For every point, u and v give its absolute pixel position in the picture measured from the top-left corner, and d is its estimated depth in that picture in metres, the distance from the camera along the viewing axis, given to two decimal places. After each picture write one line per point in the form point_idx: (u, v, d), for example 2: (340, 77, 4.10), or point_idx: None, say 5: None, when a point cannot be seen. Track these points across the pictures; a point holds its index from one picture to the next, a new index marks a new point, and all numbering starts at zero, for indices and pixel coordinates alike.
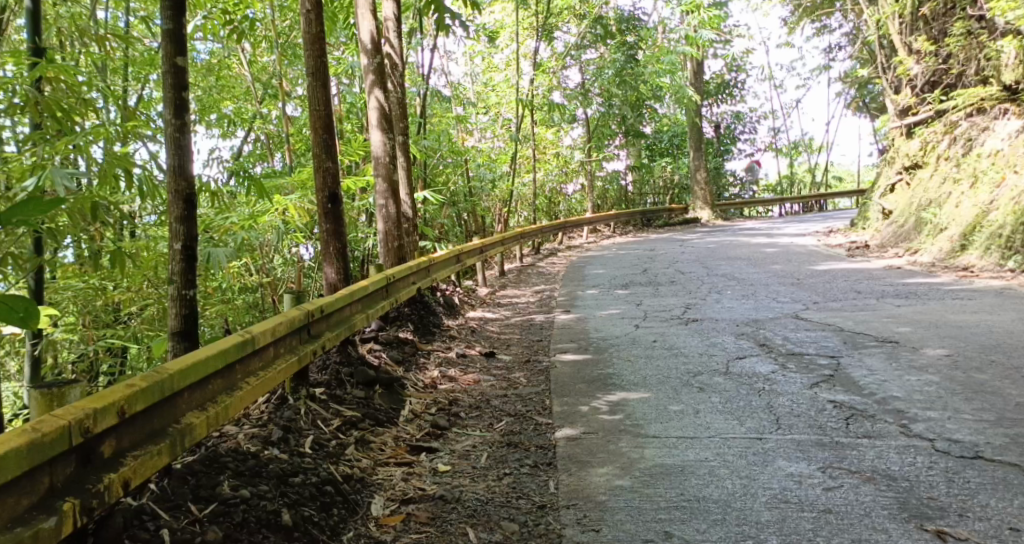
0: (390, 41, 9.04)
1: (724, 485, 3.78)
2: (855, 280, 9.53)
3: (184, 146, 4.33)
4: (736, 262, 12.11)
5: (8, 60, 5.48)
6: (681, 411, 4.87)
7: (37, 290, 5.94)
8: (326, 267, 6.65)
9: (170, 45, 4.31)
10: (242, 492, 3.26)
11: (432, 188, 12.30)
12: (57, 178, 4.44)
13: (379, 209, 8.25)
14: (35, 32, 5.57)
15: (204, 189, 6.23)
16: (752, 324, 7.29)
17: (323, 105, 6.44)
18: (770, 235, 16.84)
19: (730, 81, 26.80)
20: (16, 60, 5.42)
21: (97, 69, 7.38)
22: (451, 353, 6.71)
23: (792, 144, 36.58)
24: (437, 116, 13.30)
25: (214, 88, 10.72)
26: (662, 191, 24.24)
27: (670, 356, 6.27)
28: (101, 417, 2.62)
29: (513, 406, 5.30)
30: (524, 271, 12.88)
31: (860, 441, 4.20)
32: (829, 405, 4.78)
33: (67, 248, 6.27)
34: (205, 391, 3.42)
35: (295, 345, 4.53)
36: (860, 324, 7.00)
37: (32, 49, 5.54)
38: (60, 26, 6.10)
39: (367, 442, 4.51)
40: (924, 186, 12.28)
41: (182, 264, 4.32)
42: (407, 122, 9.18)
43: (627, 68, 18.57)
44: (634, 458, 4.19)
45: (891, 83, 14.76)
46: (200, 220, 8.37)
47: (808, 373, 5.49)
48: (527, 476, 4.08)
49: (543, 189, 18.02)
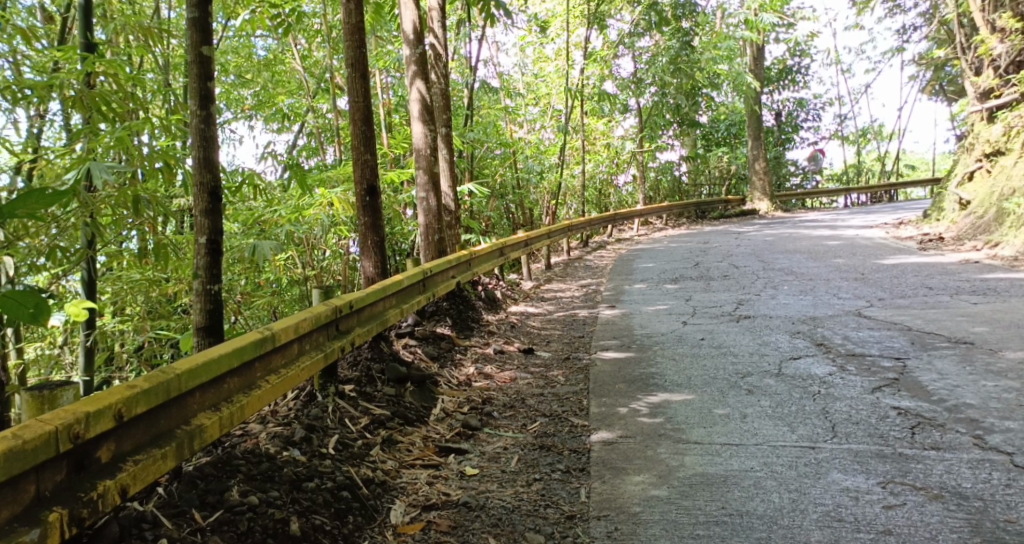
0: (434, 32, 8.83)
1: (771, 499, 3.49)
2: (925, 275, 9.00)
3: (211, 138, 4.22)
4: (795, 256, 11.63)
5: (60, 58, 5.35)
6: (726, 415, 4.58)
7: (89, 281, 5.81)
8: (364, 261, 6.51)
9: (196, 33, 4.18)
10: (251, 498, 3.15)
11: (479, 179, 12.12)
12: (94, 170, 4.34)
13: (420, 202, 8.09)
14: (87, 27, 5.38)
15: (250, 183, 6.09)
16: (808, 322, 6.91)
17: (362, 96, 6.26)
18: (833, 228, 16.17)
19: (792, 67, 25.92)
20: (66, 58, 5.30)
21: (153, 65, 7.39)
22: (489, 349, 6.52)
23: (859, 131, 35.17)
24: (486, 108, 13.08)
25: (270, 83, 10.95)
26: (717, 182, 23.63)
27: (718, 356, 5.96)
28: (93, 422, 2.51)
29: (549, 405, 5.09)
30: (571, 264, 12.61)
31: (925, 453, 3.86)
32: (892, 412, 4.42)
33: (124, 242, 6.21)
34: (219, 390, 3.28)
35: (322, 342, 4.38)
36: (930, 323, 6.56)
37: (84, 46, 5.38)
38: (114, 23, 5.97)
39: (394, 442, 4.35)
40: (1007, 174, 11.60)
41: (206, 258, 4.20)
42: (450, 114, 9.04)
43: (682, 55, 17.78)
44: (672, 466, 3.92)
45: (970, 64, 13.97)
46: (247, 214, 8.32)
47: (869, 376, 5.13)
48: (559, 483, 3.86)
49: (594, 181, 17.68)
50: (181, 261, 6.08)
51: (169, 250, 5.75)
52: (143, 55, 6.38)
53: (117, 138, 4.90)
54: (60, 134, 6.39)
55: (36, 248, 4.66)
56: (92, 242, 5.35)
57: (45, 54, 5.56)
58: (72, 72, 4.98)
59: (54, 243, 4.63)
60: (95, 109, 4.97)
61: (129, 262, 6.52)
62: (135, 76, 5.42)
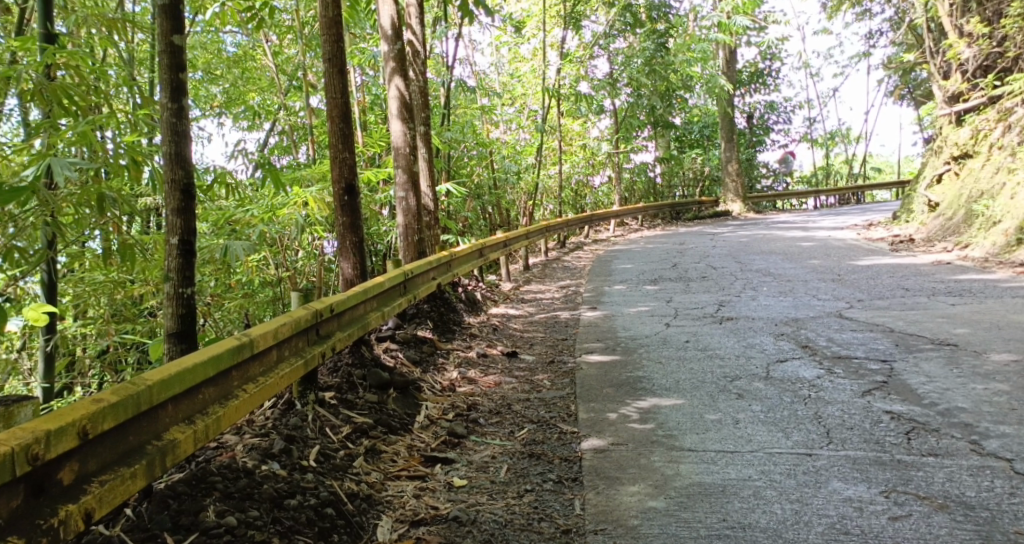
0: (412, 28, 8.62)
1: (773, 511, 3.38)
2: (901, 276, 9.01)
3: (182, 134, 4.01)
4: (771, 257, 11.61)
5: (18, 49, 5.08)
6: (719, 421, 4.47)
7: (51, 284, 5.55)
8: (342, 262, 6.30)
9: (168, 21, 3.97)
10: (227, 520, 2.96)
11: (455, 179, 11.96)
12: (55, 166, 4.11)
13: (399, 201, 7.89)
14: (48, 16, 5.13)
15: (221, 181, 5.85)
16: (791, 324, 6.84)
17: (340, 92, 6.06)
18: (806, 229, 16.21)
19: (763, 70, 26.07)
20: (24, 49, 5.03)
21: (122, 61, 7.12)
22: (471, 353, 6.36)
23: (827, 134, 35.43)
24: (462, 107, 12.91)
25: (240, 80, 10.65)
26: (691, 183, 23.70)
27: (704, 358, 5.86)
28: (54, 441, 2.32)
29: (535, 411, 4.95)
30: (548, 265, 12.48)
31: (924, 460, 3.77)
32: (886, 416, 4.34)
33: (89, 244, 5.92)
34: (193, 401, 3.08)
35: (302, 348, 4.20)
36: (912, 325, 6.52)
37: (45, 36, 5.12)
38: (77, 14, 5.71)
39: (378, 452, 4.18)
40: (975, 176, 11.69)
41: (178, 260, 3.99)
42: (428, 111, 8.86)
43: (657, 57, 17.95)
44: (668, 475, 3.80)
45: (939, 68, 14.04)
46: (218, 214, 8.03)
47: (858, 379, 5.06)
48: (551, 495, 3.72)
49: (570, 182, 17.61)
50: (148, 262, 5.85)
51: (138, 250, 5.52)
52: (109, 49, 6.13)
53: (80, 133, 4.65)
54: (20, 129, 6.12)
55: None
56: (53, 242, 5.09)
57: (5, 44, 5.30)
58: (32, 63, 4.72)
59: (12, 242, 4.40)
60: (57, 103, 4.73)
61: (93, 263, 6.25)
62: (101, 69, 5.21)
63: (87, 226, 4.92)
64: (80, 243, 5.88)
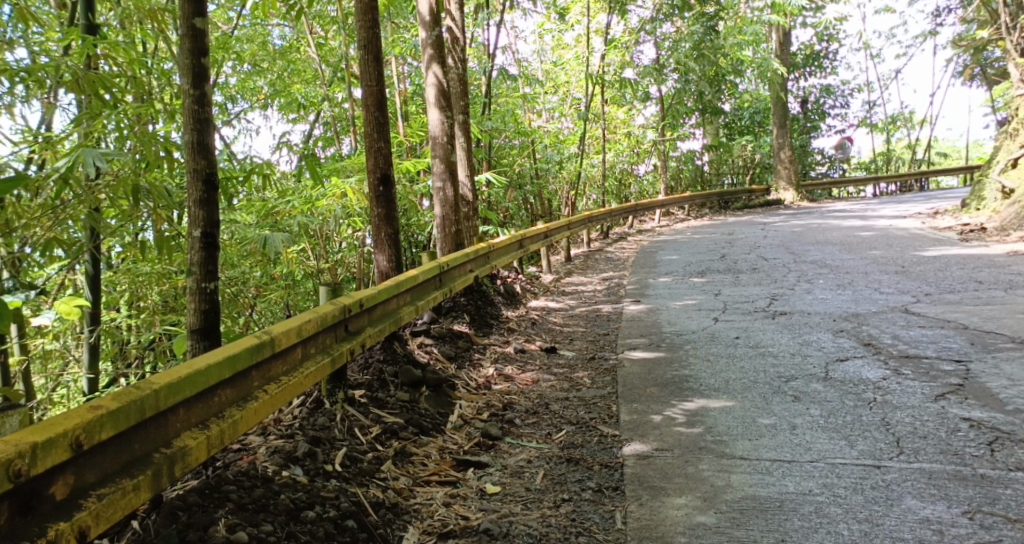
0: (451, 13, 8.33)
1: (839, 532, 3.07)
2: (972, 268, 8.47)
3: (205, 121, 3.82)
4: (828, 248, 11.09)
5: (59, 42, 4.88)
6: (774, 426, 4.14)
7: (94, 276, 5.35)
8: (378, 255, 6.10)
9: (188, 3, 3.77)
10: (239, 535, 2.79)
11: (497, 169, 11.72)
12: (86, 156, 3.87)
13: (436, 192, 7.65)
14: (89, 5, 4.94)
15: (261, 173, 5.61)
16: (851, 320, 6.43)
17: (375, 80, 5.83)
18: (865, 218, 15.57)
19: (819, 53, 25.17)
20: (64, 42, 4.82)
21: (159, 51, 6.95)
22: (509, 348, 6.12)
23: (887, 119, 34.15)
24: (505, 96, 12.66)
25: (285, 72, 10.47)
26: (741, 171, 23.08)
27: (756, 356, 5.51)
28: (42, 454, 2.21)
29: (575, 412, 4.68)
30: (592, 256, 12.16)
31: (1011, 476, 3.41)
32: (963, 424, 3.97)
33: (135, 235, 5.74)
34: (208, 404, 2.92)
35: (329, 345, 3.99)
36: (987, 321, 6.06)
37: (86, 27, 4.92)
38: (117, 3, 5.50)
39: (408, 455, 3.96)
40: None
41: (201, 253, 3.81)
42: (468, 99, 8.59)
43: (706, 41, 17.42)
44: (718, 486, 3.51)
45: (1016, 45, 13.23)
46: (259, 204, 7.88)
47: (929, 381, 4.67)
48: (590, 505, 3.46)
49: (614, 170, 17.20)
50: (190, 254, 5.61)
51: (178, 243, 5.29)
52: (154, 42, 5.99)
53: (120, 124, 4.44)
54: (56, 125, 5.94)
55: (34, 240, 4.21)
56: (93, 233, 4.89)
57: (53, 34, 5.15)
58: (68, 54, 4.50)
59: (52, 233, 4.21)
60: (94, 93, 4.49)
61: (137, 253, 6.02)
62: (146, 62, 5.07)
63: (128, 220, 4.67)
64: (128, 234, 5.68)
